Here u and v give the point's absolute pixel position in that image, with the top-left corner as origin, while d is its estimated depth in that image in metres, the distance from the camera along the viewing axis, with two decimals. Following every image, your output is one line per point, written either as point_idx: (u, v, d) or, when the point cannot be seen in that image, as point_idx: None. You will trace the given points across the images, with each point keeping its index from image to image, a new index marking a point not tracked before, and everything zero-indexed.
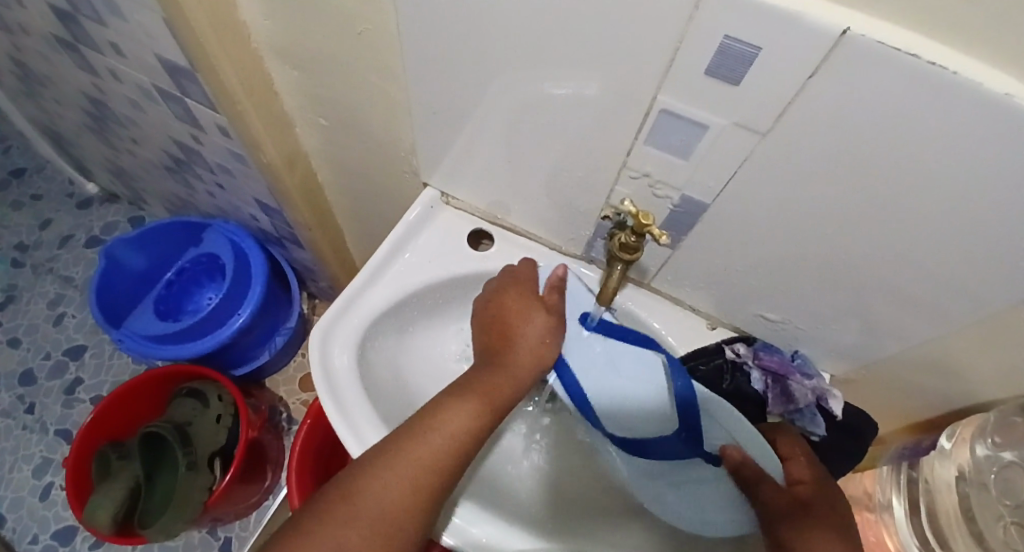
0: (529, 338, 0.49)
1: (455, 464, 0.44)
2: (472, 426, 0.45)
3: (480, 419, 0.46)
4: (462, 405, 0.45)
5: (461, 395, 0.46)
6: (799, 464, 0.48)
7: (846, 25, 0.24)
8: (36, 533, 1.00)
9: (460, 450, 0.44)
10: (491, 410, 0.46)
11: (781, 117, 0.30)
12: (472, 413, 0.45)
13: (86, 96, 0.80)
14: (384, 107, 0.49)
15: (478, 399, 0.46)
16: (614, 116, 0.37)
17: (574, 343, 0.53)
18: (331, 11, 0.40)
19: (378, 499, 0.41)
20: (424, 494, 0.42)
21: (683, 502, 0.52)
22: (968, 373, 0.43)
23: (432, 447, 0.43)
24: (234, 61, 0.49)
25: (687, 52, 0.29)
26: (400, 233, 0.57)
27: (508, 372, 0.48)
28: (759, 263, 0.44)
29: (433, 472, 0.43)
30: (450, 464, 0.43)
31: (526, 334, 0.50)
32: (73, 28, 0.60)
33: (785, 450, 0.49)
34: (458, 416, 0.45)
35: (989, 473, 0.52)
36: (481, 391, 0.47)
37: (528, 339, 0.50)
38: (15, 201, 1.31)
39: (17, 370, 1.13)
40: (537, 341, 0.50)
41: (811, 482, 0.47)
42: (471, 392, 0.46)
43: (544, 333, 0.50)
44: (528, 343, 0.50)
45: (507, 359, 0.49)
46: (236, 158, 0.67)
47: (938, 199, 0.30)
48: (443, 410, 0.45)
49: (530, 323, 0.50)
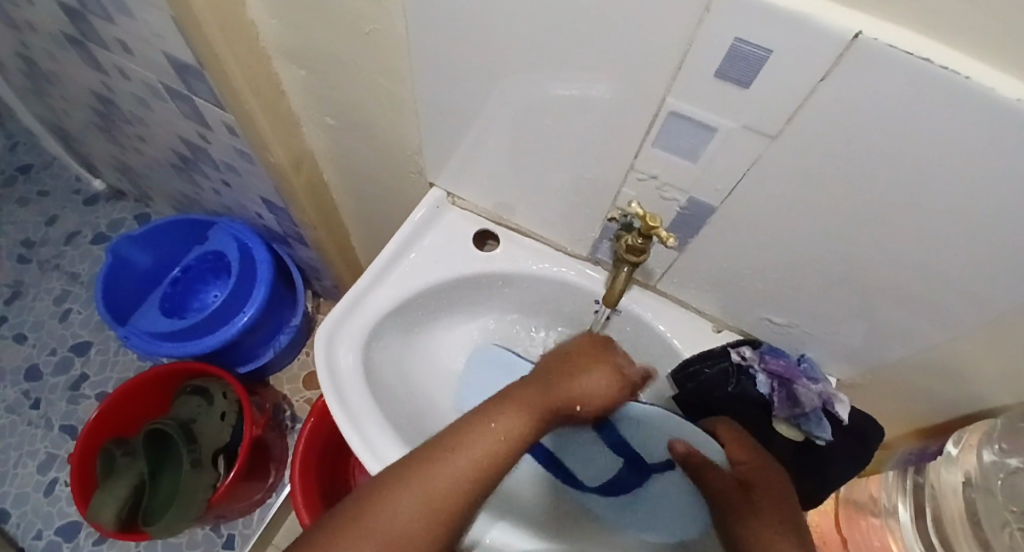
0: (593, 381, 0.44)
1: (480, 486, 0.39)
2: (495, 455, 0.40)
3: (505, 448, 0.40)
4: (491, 424, 0.41)
5: (493, 412, 0.41)
6: (737, 447, 0.49)
7: (856, 28, 0.24)
8: (41, 529, 1.01)
9: (490, 472, 0.40)
10: (528, 429, 0.41)
11: (790, 120, 0.30)
12: (504, 432, 0.41)
13: (94, 94, 0.80)
14: (391, 107, 0.49)
15: (512, 417, 0.41)
16: (622, 118, 0.37)
17: None
18: (338, 11, 0.40)
19: (385, 528, 0.37)
20: (443, 516, 0.38)
21: (649, 505, 0.56)
22: (976, 378, 0.43)
23: (446, 476, 0.39)
24: (240, 61, 0.50)
25: (696, 54, 0.29)
26: (405, 234, 0.57)
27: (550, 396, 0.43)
28: (766, 266, 0.44)
29: (446, 505, 0.38)
30: (475, 487, 0.39)
31: (591, 374, 0.44)
32: (81, 27, 0.61)
33: (724, 436, 0.50)
34: (480, 443, 0.40)
35: (996, 480, 0.51)
36: (509, 417, 0.41)
37: (592, 382, 0.44)
38: (21, 198, 1.32)
39: (22, 366, 1.14)
40: (593, 386, 0.44)
41: (751, 464, 0.48)
42: (505, 409, 0.42)
43: (612, 384, 0.44)
44: (590, 387, 0.44)
45: (552, 386, 0.43)
46: (242, 156, 0.67)
47: (948, 202, 0.30)
48: (470, 428, 0.41)
49: (599, 367, 0.45)
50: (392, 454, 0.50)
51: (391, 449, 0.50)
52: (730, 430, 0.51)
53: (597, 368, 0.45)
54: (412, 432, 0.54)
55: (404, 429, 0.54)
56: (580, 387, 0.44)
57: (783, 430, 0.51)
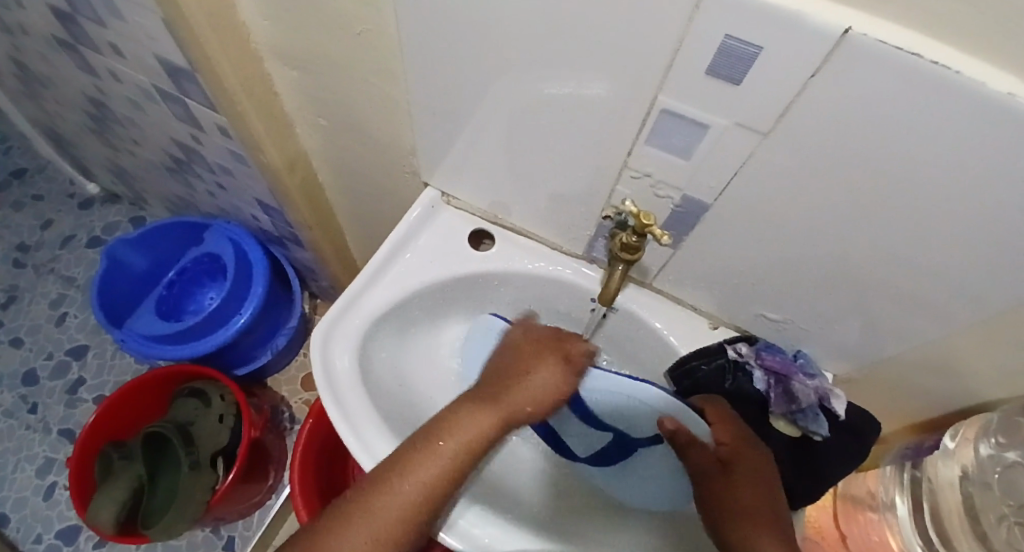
0: (540, 382, 0.47)
1: (452, 479, 0.45)
2: (447, 464, 0.44)
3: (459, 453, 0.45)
4: (460, 426, 0.45)
5: (459, 416, 0.46)
6: (723, 431, 0.48)
7: (847, 25, 0.24)
8: (40, 533, 1.01)
9: (459, 468, 0.45)
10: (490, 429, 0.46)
11: (782, 117, 0.30)
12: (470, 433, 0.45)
13: (86, 96, 0.80)
14: (384, 107, 0.49)
15: (478, 418, 0.46)
16: (615, 116, 0.37)
17: None
18: (330, 11, 0.40)
19: (367, 527, 0.43)
20: (422, 507, 0.44)
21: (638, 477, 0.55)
22: (971, 373, 0.43)
23: (404, 484, 0.44)
24: (232, 62, 0.49)
25: (687, 52, 0.29)
26: (401, 234, 0.57)
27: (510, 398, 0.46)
28: (762, 263, 0.44)
29: (408, 508, 0.43)
30: (447, 481, 0.45)
31: (537, 376, 0.47)
32: (72, 29, 0.60)
33: (711, 416, 0.49)
34: (434, 452, 0.44)
35: (993, 472, 0.51)
36: (458, 429, 0.45)
37: (539, 385, 0.47)
38: (15, 201, 1.31)
39: (19, 371, 1.14)
40: (547, 386, 0.47)
41: (731, 444, 0.47)
42: (470, 412, 0.46)
43: (557, 381, 0.47)
44: (537, 388, 0.47)
45: (510, 388, 0.47)
46: (236, 158, 0.67)
47: (940, 198, 0.30)
48: (441, 431, 0.45)
49: (545, 369, 0.48)
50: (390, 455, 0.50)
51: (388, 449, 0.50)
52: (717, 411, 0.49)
53: (541, 368, 0.48)
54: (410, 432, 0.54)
55: (402, 429, 0.54)
56: (531, 390, 0.47)
57: (780, 426, 0.51)
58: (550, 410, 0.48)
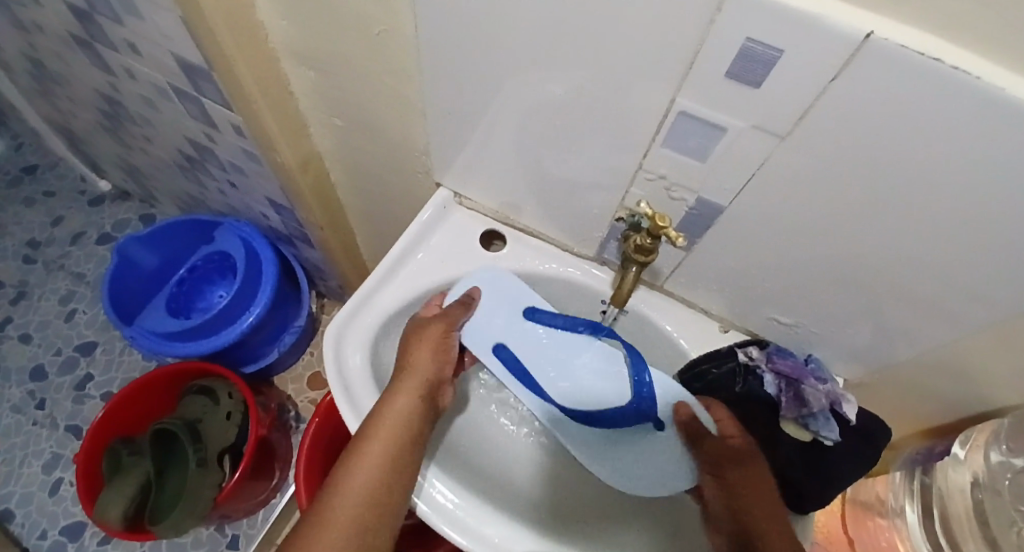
0: (432, 342, 0.50)
1: (399, 450, 0.45)
2: (386, 450, 0.44)
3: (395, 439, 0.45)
4: (388, 400, 0.47)
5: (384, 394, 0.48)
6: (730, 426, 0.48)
7: (869, 29, 0.24)
8: (46, 528, 1.01)
9: (400, 436, 0.46)
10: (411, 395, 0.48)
11: (800, 121, 0.30)
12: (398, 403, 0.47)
13: (101, 94, 0.81)
14: (399, 107, 0.50)
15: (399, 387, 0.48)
16: (631, 118, 0.37)
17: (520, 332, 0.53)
18: (349, 13, 0.40)
19: (335, 524, 0.41)
20: (381, 484, 0.43)
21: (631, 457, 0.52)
22: (983, 378, 0.43)
23: (356, 489, 0.43)
24: (250, 62, 0.50)
25: (706, 56, 0.29)
26: (413, 233, 0.57)
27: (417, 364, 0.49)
28: (774, 266, 0.44)
29: (371, 510, 0.42)
30: (394, 452, 0.45)
31: (427, 339, 0.50)
32: (89, 28, 0.61)
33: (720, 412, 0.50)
34: (372, 447, 0.44)
35: (1004, 479, 0.51)
36: (385, 418, 0.46)
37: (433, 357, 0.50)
38: (27, 198, 1.33)
39: (28, 366, 1.15)
40: (439, 343, 0.51)
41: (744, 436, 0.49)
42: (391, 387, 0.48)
43: (443, 347, 0.51)
44: (433, 359, 0.50)
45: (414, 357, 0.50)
46: (248, 157, 0.67)
47: (957, 202, 0.30)
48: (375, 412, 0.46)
49: (433, 341, 0.51)
50: None
51: None
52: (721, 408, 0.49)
53: (429, 339, 0.50)
54: None
55: None
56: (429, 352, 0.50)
57: (791, 430, 0.50)
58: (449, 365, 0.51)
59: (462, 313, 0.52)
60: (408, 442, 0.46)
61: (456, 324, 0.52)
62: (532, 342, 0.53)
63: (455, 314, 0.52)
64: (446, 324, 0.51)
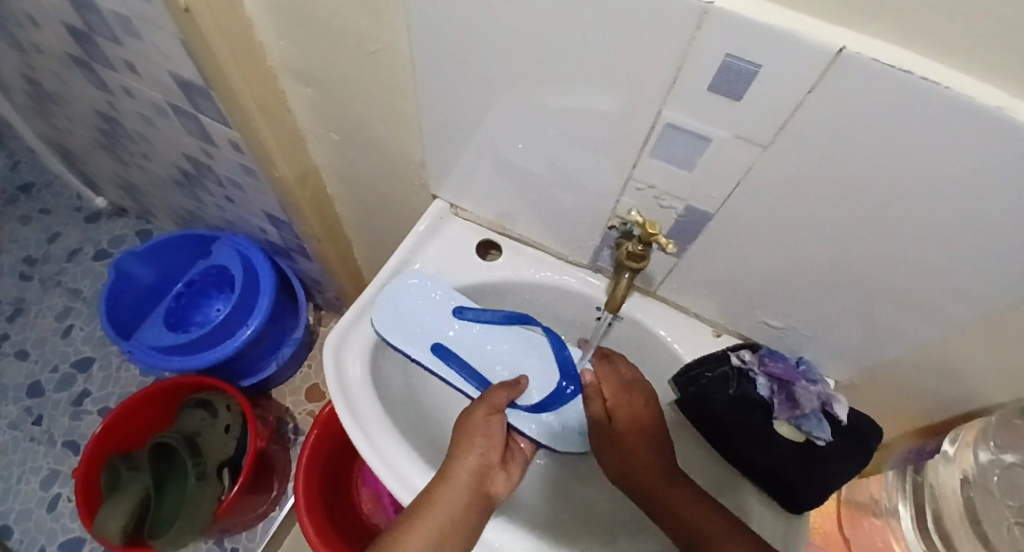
0: (481, 423, 0.50)
1: (450, 535, 0.44)
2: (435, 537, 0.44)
3: (437, 528, 0.44)
4: (439, 487, 0.46)
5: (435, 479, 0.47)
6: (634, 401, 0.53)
7: (842, 44, 0.25)
8: (43, 545, 1.00)
9: (451, 524, 0.45)
10: (461, 481, 0.47)
11: (781, 130, 0.31)
12: (449, 490, 0.46)
13: (98, 112, 0.82)
14: (394, 121, 0.51)
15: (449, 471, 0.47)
16: (620, 129, 0.38)
17: (457, 330, 0.57)
18: (346, 32, 0.42)
19: None
20: None
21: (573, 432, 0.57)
22: (971, 376, 0.44)
23: None
24: (248, 80, 0.51)
25: (690, 71, 0.30)
26: (411, 244, 0.58)
27: (466, 447, 0.49)
28: (765, 272, 0.45)
29: None
30: (446, 538, 0.44)
31: (476, 420, 0.50)
32: (87, 47, 0.62)
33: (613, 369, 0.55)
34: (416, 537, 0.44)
35: (992, 474, 0.52)
36: (429, 507, 0.45)
37: (478, 444, 0.49)
38: (23, 215, 1.33)
39: (25, 384, 1.14)
40: (486, 422, 0.50)
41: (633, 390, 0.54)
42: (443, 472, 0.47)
43: (490, 434, 0.50)
44: (478, 447, 0.49)
45: (465, 439, 0.49)
46: (246, 171, 0.68)
47: (939, 207, 0.31)
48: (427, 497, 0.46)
49: (478, 428, 0.50)
50: (400, 457, 0.51)
51: (399, 452, 0.51)
52: (615, 373, 0.54)
53: (475, 425, 0.50)
54: (420, 436, 0.55)
55: (413, 433, 0.54)
56: (478, 433, 0.50)
57: (785, 432, 0.50)
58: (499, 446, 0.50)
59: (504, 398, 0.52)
60: (457, 526, 0.45)
61: (501, 410, 0.51)
62: (469, 342, 0.57)
63: (499, 398, 0.51)
64: (489, 409, 0.51)
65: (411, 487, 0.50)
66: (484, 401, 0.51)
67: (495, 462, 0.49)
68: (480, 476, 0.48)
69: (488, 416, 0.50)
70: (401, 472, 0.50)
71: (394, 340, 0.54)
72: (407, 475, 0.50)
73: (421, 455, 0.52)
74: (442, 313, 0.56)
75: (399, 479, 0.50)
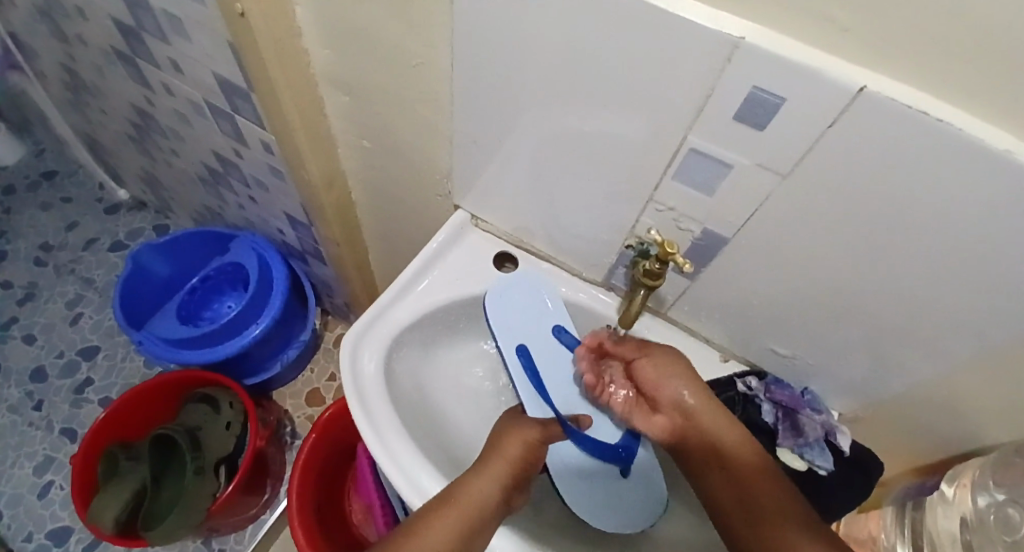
0: (525, 434, 0.51)
1: (469, 531, 0.45)
2: (455, 530, 0.44)
3: (464, 521, 0.45)
4: (472, 487, 0.47)
5: (471, 478, 0.48)
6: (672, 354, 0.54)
7: (863, 83, 0.27)
8: (31, 531, 1.00)
9: (474, 520, 0.45)
10: (496, 486, 0.47)
11: (800, 162, 0.33)
12: (480, 492, 0.47)
13: (133, 107, 0.84)
14: (425, 131, 0.53)
15: (485, 475, 0.48)
16: (646, 152, 0.39)
17: (546, 347, 0.59)
18: (389, 44, 0.44)
19: None
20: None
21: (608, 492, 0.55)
22: (972, 412, 0.45)
23: None
24: (290, 84, 0.53)
25: (717, 100, 0.32)
26: (430, 251, 0.60)
27: (503, 454, 0.50)
28: (774, 299, 0.46)
29: None
30: (466, 534, 0.45)
31: (522, 430, 0.51)
32: (134, 45, 0.65)
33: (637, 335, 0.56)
34: (444, 522, 0.45)
35: (989, 514, 0.50)
36: (463, 497, 0.46)
37: (520, 452, 0.50)
38: (44, 202, 1.36)
39: (29, 367, 1.15)
40: (531, 437, 0.51)
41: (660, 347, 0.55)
42: (477, 474, 0.48)
43: (533, 450, 0.50)
44: (520, 454, 0.50)
45: (507, 445, 0.50)
46: (274, 172, 0.71)
47: (950, 238, 0.32)
48: (458, 491, 0.46)
49: (523, 439, 0.51)
50: (412, 461, 0.51)
51: (410, 455, 0.51)
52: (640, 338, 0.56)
53: (520, 435, 0.51)
54: (430, 443, 0.55)
55: (423, 438, 0.54)
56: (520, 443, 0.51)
57: (789, 460, 0.51)
58: (536, 462, 0.51)
59: (558, 432, 0.53)
60: (479, 525, 0.45)
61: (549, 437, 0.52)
62: (551, 359, 0.59)
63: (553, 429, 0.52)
64: (542, 431, 0.52)
65: (419, 490, 0.50)
66: (541, 426, 0.52)
67: (530, 474, 0.51)
68: (513, 484, 0.49)
69: (538, 440, 0.51)
70: (412, 477, 0.50)
71: (491, 314, 0.59)
72: (418, 480, 0.50)
73: (431, 459, 0.52)
74: (540, 321, 0.60)
75: (409, 483, 0.50)
